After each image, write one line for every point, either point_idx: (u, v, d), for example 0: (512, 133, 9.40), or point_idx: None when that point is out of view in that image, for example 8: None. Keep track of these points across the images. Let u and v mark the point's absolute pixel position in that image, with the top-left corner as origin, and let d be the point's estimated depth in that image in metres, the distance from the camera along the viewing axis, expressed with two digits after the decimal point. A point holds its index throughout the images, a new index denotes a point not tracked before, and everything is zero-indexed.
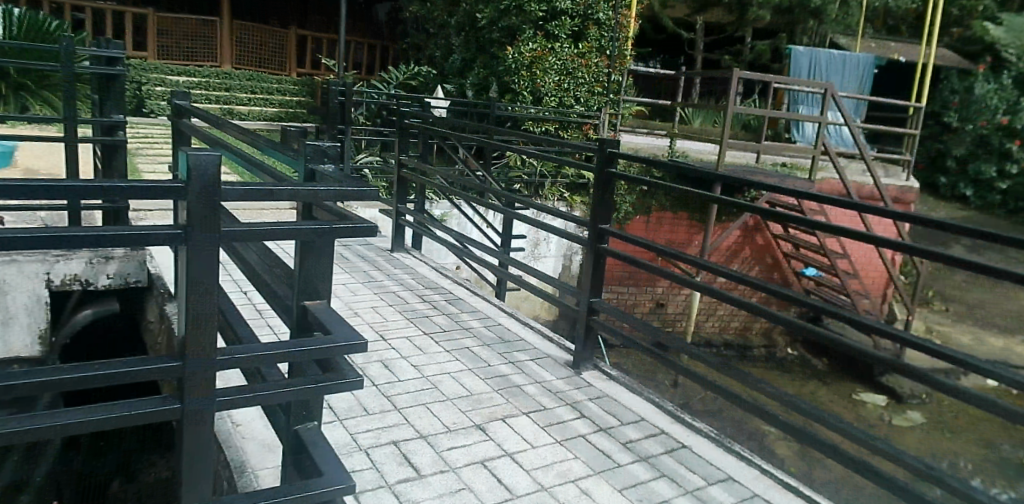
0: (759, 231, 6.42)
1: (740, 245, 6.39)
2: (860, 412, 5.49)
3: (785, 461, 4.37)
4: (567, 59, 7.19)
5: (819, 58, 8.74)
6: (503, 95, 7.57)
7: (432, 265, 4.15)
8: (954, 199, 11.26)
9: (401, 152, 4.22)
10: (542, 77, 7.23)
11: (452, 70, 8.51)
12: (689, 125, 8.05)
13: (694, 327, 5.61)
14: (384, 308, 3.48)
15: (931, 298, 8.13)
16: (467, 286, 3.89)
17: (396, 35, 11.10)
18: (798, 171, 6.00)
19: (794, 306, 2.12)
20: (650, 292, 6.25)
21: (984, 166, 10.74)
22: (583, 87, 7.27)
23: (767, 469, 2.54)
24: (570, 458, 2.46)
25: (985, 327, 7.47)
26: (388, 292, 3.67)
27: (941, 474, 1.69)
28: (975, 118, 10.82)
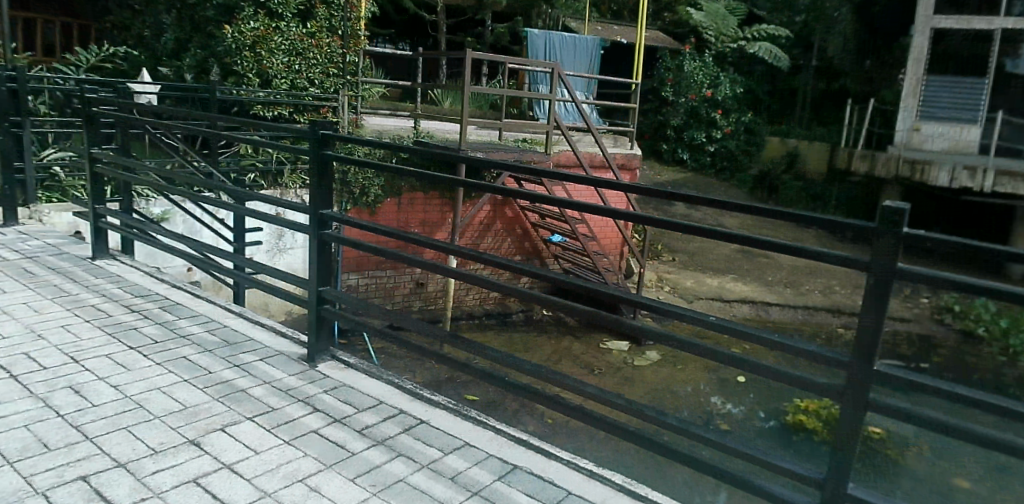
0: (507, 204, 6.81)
1: (491, 219, 6.70)
2: (606, 360, 6.07)
3: (532, 423, 4.70)
4: (295, 39, 6.89)
5: (552, 42, 9.43)
6: (224, 76, 7.08)
7: (143, 269, 3.85)
8: (675, 163, 13.72)
9: (91, 144, 3.79)
10: (269, 58, 6.82)
11: (165, 50, 7.78)
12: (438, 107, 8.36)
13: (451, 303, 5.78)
14: (80, 325, 3.12)
15: (661, 251, 9.32)
16: (187, 290, 3.64)
17: (100, 13, 9.80)
18: (534, 146, 6.30)
19: (519, 273, 2.34)
20: (409, 274, 6.35)
21: (695, 132, 13.32)
22: (315, 69, 7.07)
23: (502, 429, 2.69)
24: (299, 456, 2.34)
25: (700, 269, 8.76)
26: (87, 307, 3.32)
27: (638, 405, 2.11)
28: (684, 92, 13.42)
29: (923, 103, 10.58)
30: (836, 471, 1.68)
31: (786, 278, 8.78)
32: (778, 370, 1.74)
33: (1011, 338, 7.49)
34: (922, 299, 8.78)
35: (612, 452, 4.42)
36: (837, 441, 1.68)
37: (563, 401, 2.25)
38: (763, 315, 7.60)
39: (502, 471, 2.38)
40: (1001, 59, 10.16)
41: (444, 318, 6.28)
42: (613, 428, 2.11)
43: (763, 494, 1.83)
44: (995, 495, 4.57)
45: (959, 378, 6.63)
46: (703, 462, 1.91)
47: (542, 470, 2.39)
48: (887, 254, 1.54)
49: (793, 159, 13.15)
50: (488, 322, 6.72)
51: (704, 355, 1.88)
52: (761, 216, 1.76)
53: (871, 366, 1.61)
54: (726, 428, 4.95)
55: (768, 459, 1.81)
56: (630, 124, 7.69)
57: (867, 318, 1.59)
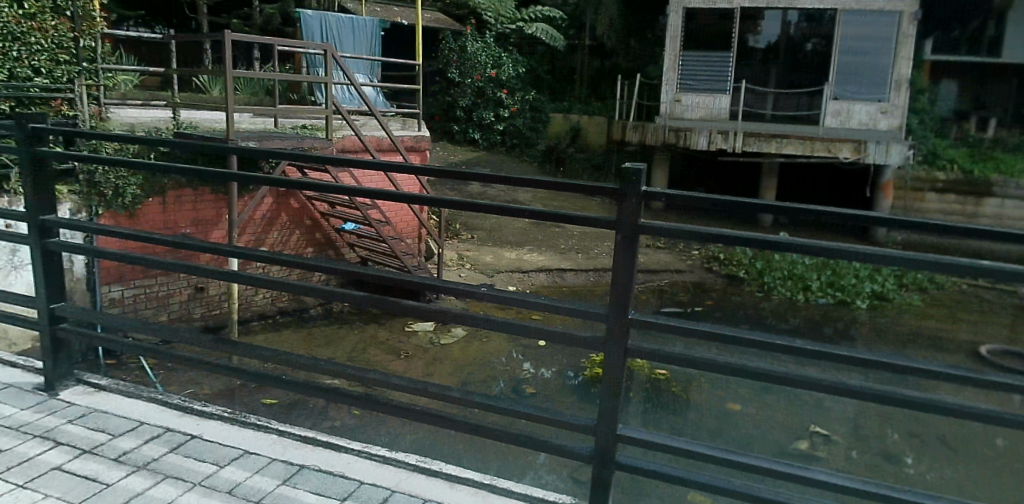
0: (291, 196, 6.63)
1: (275, 212, 6.50)
2: (413, 343, 6.11)
3: (337, 417, 4.53)
4: (8, 22, 5.88)
5: (328, 20, 10.18)
6: None
7: None
8: (467, 143, 14.66)
9: None
10: None
11: None
12: (205, 95, 7.82)
13: (233, 306, 5.56)
14: None
15: (459, 231, 9.61)
16: None
17: None
18: (317, 132, 6.75)
19: (289, 266, 2.24)
20: (185, 279, 6.02)
21: (483, 112, 14.40)
22: (40, 55, 6.11)
23: (288, 430, 2.54)
24: (38, 500, 2.05)
25: (498, 243, 9.22)
26: None
27: (427, 385, 2.11)
28: (470, 73, 14.31)
29: (682, 76, 11.77)
30: (605, 418, 1.89)
31: (577, 244, 9.52)
32: (553, 330, 1.89)
33: (763, 276, 8.79)
34: (692, 250, 10.01)
35: (424, 434, 4.38)
36: (605, 389, 1.88)
37: (348, 391, 2.20)
38: (560, 281, 8.20)
39: (287, 474, 2.23)
40: (744, 35, 11.59)
41: (229, 323, 6.04)
42: (403, 411, 2.11)
43: (548, 447, 1.98)
44: (759, 411, 5.12)
45: (725, 315, 7.68)
46: (494, 430, 2.02)
47: (329, 466, 2.27)
48: (632, 212, 1.75)
49: (576, 133, 14.54)
50: (282, 319, 6.56)
51: (486, 325, 1.98)
52: (525, 184, 1.87)
53: (626, 315, 1.82)
54: (533, 392, 5.19)
55: (552, 415, 1.97)
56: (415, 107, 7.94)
57: (620, 273, 1.79)
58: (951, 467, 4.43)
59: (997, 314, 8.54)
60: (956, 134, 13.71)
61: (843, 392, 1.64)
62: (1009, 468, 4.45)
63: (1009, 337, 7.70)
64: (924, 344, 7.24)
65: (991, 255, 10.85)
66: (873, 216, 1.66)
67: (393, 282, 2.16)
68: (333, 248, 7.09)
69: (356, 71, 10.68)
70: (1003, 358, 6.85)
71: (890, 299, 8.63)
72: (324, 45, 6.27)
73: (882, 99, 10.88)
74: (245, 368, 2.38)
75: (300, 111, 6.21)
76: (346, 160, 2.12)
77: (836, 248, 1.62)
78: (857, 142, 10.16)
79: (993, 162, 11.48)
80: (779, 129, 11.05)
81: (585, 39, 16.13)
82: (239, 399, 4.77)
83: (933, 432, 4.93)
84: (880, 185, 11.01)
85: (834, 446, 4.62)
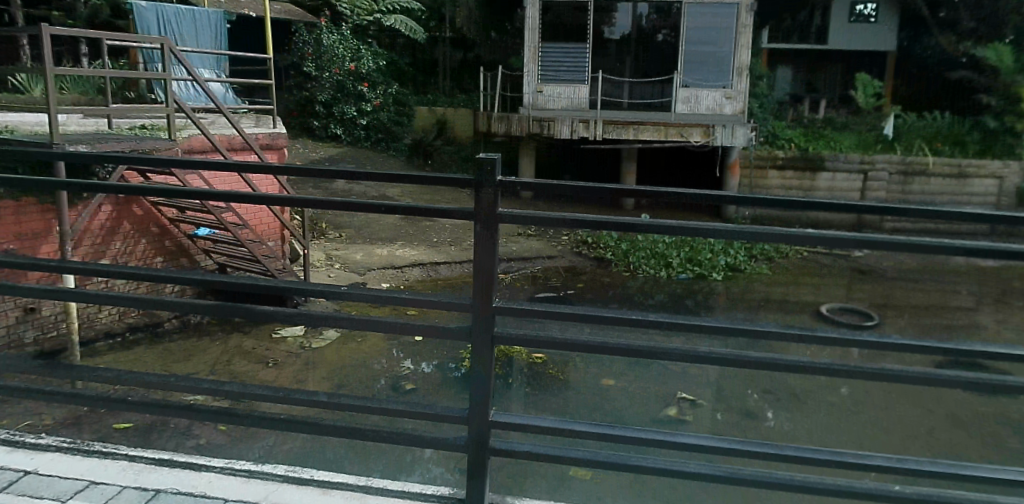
0: (133, 202, 6.13)
1: (116, 221, 5.97)
2: (283, 350, 5.88)
3: (202, 435, 4.25)
4: None
5: (165, 13, 9.56)
6: None
7: None
8: (330, 139, 14.19)
9: None
10: None
11: None
12: (20, 96, 7.05)
13: (71, 326, 5.09)
14: None
15: (326, 230, 9.35)
16: None
17: None
18: (158, 131, 6.30)
19: (120, 278, 1.99)
20: (10, 301, 5.40)
21: (344, 107, 14.05)
22: None
23: (141, 455, 2.35)
24: None
25: (368, 241, 9.07)
26: None
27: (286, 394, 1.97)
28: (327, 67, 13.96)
29: (544, 68, 12.15)
30: (476, 407, 1.86)
31: (449, 237, 9.59)
32: (418, 323, 1.82)
33: (630, 257, 9.27)
34: (561, 236, 10.36)
35: (302, 442, 4.21)
36: (475, 378, 1.84)
37: (202, 407, 2.03)
38: (434, 274, 8.29)
39: (142, 500, 2.07)
40: (600, 26, 12.10)
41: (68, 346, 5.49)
42: (267, 421, 1.98)
43: (422, 441, 1.94)
44: (631, 384, 5.38)
45: (595, 296, 8.06)
46: (365, 430, 1.93)
47: (191, 487, 2.13)
48: (490, 202, 1.73)
49: (442, 126, 14.86)
50: (133, 337, 6.05)
51: (347, 324, 1.88)
52: (382, 179, 1.81)
53: (491, 303, 1.79)
54: (413, 387, 5.17)
55: (423, 408, 1.91)
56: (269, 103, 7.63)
57: (482, 262, 1.75)
58: (797, 417, 4.94)
59: (830, 277, 9.58)
60: (789, 116, 15.14)
61: (697, 359, 1.75)
62: (843, 411, 5.05)
63: (841, 296, 8.66)
64: (771, 309, 8.00)
65: (823, 225, 12.15)
66: (714, 194, 1.76)
67: (241, 289, 1.95)
68: (185, 256, 6.67)
69: (202, 66, 10.03)
70: (836, 315, 7.71)
71: (741, 269, 9.42)
72: (161, 39, 5.89)
73: (725, 85, 11.69)
74: (81, 393, 2.13)
75: (139, 111, 5.80)
76: (179, 163, 1.94)
77: (680, 227, 1.71)
78: (707, 126, 10.94)
79: (822, 140, 12.80)
80: (637, 116, 11.68)
81: (445, 31, 16.46)
82: (87, 426, 4.38)
83: (785, 386, 5.44)
84: (728, 165, 11.98)
85: (700, 409, 4.99)
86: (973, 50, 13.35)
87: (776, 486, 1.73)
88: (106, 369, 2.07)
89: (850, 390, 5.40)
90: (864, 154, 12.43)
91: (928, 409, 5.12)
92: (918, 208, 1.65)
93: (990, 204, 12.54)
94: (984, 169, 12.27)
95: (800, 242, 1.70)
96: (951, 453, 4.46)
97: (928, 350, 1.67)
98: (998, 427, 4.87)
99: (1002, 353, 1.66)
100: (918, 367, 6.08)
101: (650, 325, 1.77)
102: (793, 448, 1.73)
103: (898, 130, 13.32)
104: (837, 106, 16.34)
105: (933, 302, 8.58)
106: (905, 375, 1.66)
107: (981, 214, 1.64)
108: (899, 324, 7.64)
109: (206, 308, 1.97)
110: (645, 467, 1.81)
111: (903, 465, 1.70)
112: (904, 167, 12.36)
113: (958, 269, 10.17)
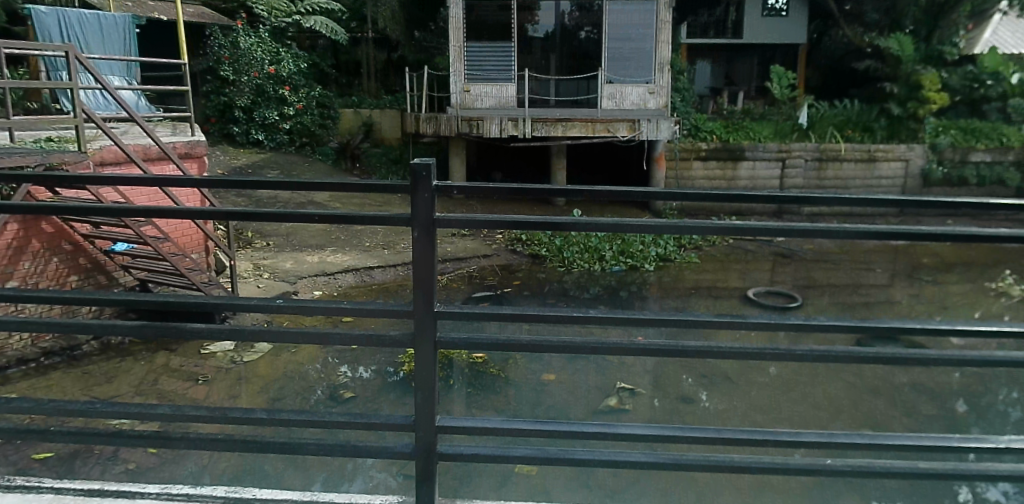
0: (41, 219, 5.73)
1: (23, 239, 5.56)
2: (212, 365, 5.65)
3: (129, 459, 4.02)
4: None
5: (67, 17, 8.96)
6: None
7: None
8: (251, 144, 13.71)
9: None
10: None
11: None
12: None
13: None
14: None
15: (253, 239, 9.03)
16: None
17: None
18: (66, 143, 5.92)
19: (34, 303, 1.85)
20: None
21: (265, 111, 13.61)
22: None
23: (68, 486, 2.07)
24: None
25: (298, 248, 8.82)
26: None
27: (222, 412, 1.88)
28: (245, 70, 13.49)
29: (469, 67, 12.09)
30: (422, 413, 1.83)
31: (382, 241, 9.43)
32: (359, 332, 1.77)
33: (564, 252, 9.39)
34: (496, 235, 10.37)
35: (239, 459, 4.04)
36: (419, 384, 1.81)
37: (128, 432, 1.90)
38: (368, 279, 8.17)
39: None
40: (523, 24, 12.34)
41: None
42: (201, 442, 1.88)
43: (366, 451, 1.88)
44: (571, 377, 5.44)
45: (532, 293, 8.11)
46: (305, 444, 1.86)
47: None
48: (427, 206, 1.68)
49: (368, 128, 14.63)
50: (48, 363, 5.65)
51: (283, 338, 1.80)
52: (314, 187, 1.75)
53: (433, 308, 1.75)
54: (351, 395, 5.06)
55: (366, 418, 1.86)
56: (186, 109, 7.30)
57: (421, 268, 1.71)
58: (729, 398, 5.12)
59: (756, 262, 9.99)
60: (710, 108, 15.68)
61: (640, 351, 1.78)
62: (773, 390, 5.27)
63: (767, 280, 9.05)
64: (702, 296, 8.27)
65: (746, 212, 12.66)
66: (651, 190, 1.78)
67: (167, 305, 1.84)
68: (102, 273, 6.29)
69: (111, 72, 9.50)
70: (763, 299, 8.05)
71: (672, 259, 9.69)
72: (63, 46, 5.54)
73: (648, 80, 11.98)
74: None
75: (41, 122, 5.46)
76: (92, 178, 1.80)
77: (619, 224, 1.73)
78: (632, 121, 11.20)
79: (742, 131, 13.31)
80: (564, 113, 11.82)
81: (367, 32, 16.03)
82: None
83: (718, 370, 5.62)
84: (654, 158, 12.26)
85: (639, 397, 5.11)
86: (875, 41, 14.19)
87: (719, 469, 1.77)
88: (19, 399, 1.91)
89: (779, 370, 5.64)
90: (782, 143, 13.02)
91: (851, 382, 5.41)
92: (839, 196, 1.73)
93: (897, 186, 13.38)
94: (891, 153, 13.12)
95: (731, 232, 1.75)
96: (872, 423, 4.73)
97: (852, 330, 1.75)
98: (914, 394, 5.21)
99: (918, 328, 1.75)
100: (840, 344, 6.42)
101: (593, 321, 1.78)
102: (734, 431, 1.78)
103: (812, 118, 13.92)
104: (756, 96, 16.98)
105: (850, 281, 9.07)
106: (831, 354, 1.74)
107: (895, 200, 1.73)
108: (820, 303, 8.04)
109: (128, 330, 1.84)
110: (593, 459, 1.82)
111: (835, 439, 1.78)
112: (819, 154, 13.01)
113: (871, 249, 10.81)
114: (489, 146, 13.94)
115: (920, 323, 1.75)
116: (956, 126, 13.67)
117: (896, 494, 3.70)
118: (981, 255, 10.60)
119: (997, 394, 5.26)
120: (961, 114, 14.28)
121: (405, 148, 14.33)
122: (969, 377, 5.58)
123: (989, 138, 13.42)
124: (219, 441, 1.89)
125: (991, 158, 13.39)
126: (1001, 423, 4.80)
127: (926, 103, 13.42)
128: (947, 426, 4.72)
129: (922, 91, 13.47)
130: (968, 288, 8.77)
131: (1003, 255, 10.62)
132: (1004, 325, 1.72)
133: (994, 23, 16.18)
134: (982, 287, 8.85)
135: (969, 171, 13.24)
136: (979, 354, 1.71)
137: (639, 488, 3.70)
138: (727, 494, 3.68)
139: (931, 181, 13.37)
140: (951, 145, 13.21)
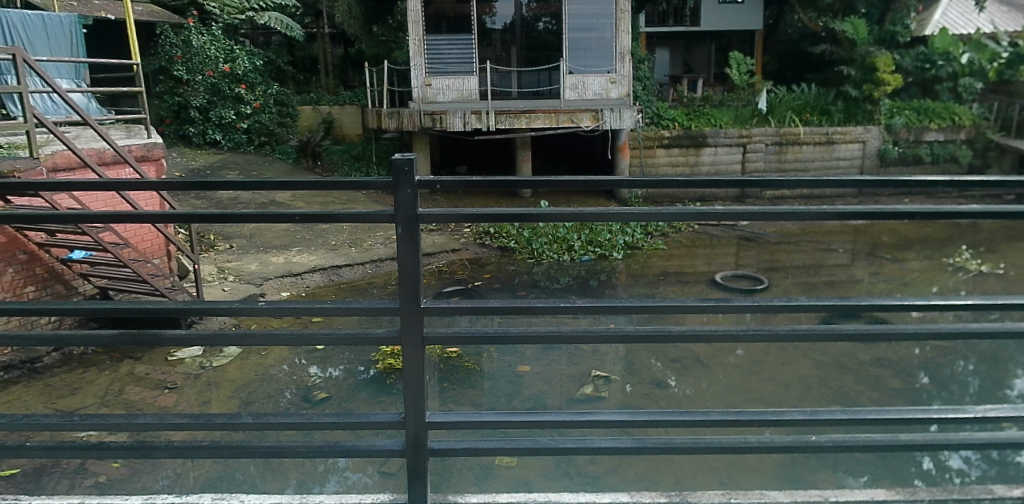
0: None
1: None
2: (180, 372, 5.51)
3: (98, 472, 3.89)
4: None
5: (12, 19, 8.60)
6: None
7: None
8: (208, 145, 13.39)
9: None
10: None
11: None
12: None
13: None
14: None
15: (215, 242, 8.83)
16: None
17: None
18: (16, 149, 5.70)
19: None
20: None
21: (222, 110, 13.28)
22: None
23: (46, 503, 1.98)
24: None
25: (262, 249, 8.65)
26: None
27: (210, 419, 1.82)
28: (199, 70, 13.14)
29: (429, 60, 11.99)
30: (410, 408, 1.81)
31: (348, 239, 9.33)
32: (341, 332, 1.74)
33: (533, 244, 9.38)
34: (463, 229, 10.32)
35: (212, 466, 3.97)
36: (406, 381, 1.79)
37: (104, 445, 1.82)
38: (336, 278, 8.11)
39: None
40: (482, 16, 12.17)
41: None
42: (183, 450, 1.82)
43: (355, 451, 1.86)
44: (545, 367, 5.46)
45: (502, 285, 8.12)
46: (292, 447, 1.83)
47: None
48: (409, 201, 1.65)
49: (329, 124, 14.45)
50: (7, 377, 5.41)
51: (264, 341, 1.75)
52: (289, 187, 1.68)
53: (418, 305, 1.73)
54: (325, 396, 4.99)
55: (355, 418, 1.83)
56: (141, 111, 7.07)
57: (405, 267, 1.69)
58: (697, 381, 5.19)
59: (720, 247, 10.14)
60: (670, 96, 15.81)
61: (625, 339, 1.77)
62: (744, 371, 5.37)
63: (732, 264, 9.19)
64: (670, 281, 8.38)
65: (709, 198, 12.90)
66: (632, 179, 1.78)
67: (148, 313, 1.79)
68: (60, 282, 6.09)
69: (58, 75, 9.13)
70: (730, 282, 8.20)
71: (640, 247, 9.83)
72: (10, 49, 5.28)
73: (609, 70, 12.06)
74: None
75: None
76: (52, 183, 1.73)
77: (598, 214, 1.72)
78: (595, 111, 11.23)
79: (704, 117, 13.45)
80: (527, 105, 11.79)
81: (323, 26, 15.74)
82: None
83: (689, 354, 5.71)
84: (619, 146, 12.41)
85: (613, 385, 5.15)
86: (830, 25, 14.50)
87: (707, 451, 1.79)
88: None
89: (747, 352, 5.74)
90: (743, 128, 13.22)
91: (819, 360, 5.55)
92: (813, 178, 1.75)
93: (855, 167, 13.76)
94: (849, 135, 13.46)
95: (708, 218, 1.76)
96: (841, 399, 4.86)
97: (832, 308, 1.77)
98: (880, 369, 5.37)
99: (894, 305, 1.78)
100: (806, 323, 6.62)
101: (581, 310, 1.78)
102: (721, 414, 1.80)
103: (771, 102, 14.11)
104: (714, 83, 17.56)
105: (814, 262, 9.30)
106: (811, 333, 1.78)
107: (868, 180, 1.75)
108: (785, 284, 8.22)
109: (98, 338, 1.77)
110: (582, 447, 1.84)
111: (819, 417, 1.81)
112: (779, 138, 13.23)
113: (832, 230, 11.09)
114: (453, 140, 13.93)
115: (897, 299, 1.78)
116: (910, 107, 14.02)
117: (866, 467, 3.83)
118: (939, 231, 10.95)
119: (957, 366, 5.46)
120: (914, 94, 14.72)
121: (367, 144, 14.03)
122: (928, 350, 5.76)
123: (941, 118, 13.86)
124: (202, 449, 1.83)
125: (943, 137, 13.84)
126: (962, 393, 4.99)
127: (880, 85, 13.69)
128: (912, 399, 4.86)
129: (876, 73, 13.76)
130: (926, 264, 9.07)
131: (957, 230, 11.03)
132: (975, 299, 1.77)
133: (941, 5, 16.66)
134: (939, 262, 9.15)
135: (923, 151, 13.71)
136: (952, 326, 1.75)
137: (618, 474, 3.74)
138: (703, 475, 3.73)
139: (887, 161, 13.79)
140: (905, 125, 13.60)
